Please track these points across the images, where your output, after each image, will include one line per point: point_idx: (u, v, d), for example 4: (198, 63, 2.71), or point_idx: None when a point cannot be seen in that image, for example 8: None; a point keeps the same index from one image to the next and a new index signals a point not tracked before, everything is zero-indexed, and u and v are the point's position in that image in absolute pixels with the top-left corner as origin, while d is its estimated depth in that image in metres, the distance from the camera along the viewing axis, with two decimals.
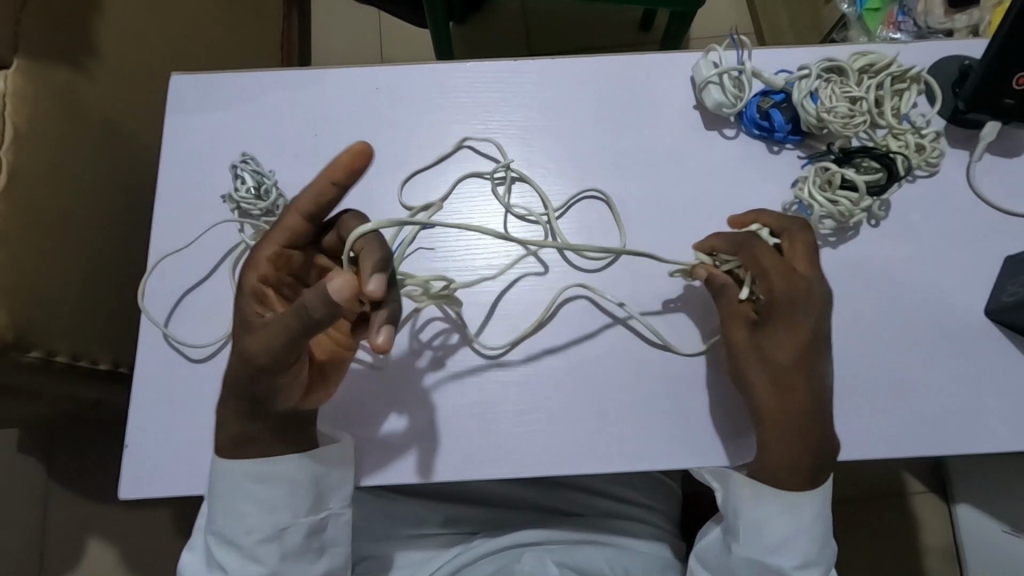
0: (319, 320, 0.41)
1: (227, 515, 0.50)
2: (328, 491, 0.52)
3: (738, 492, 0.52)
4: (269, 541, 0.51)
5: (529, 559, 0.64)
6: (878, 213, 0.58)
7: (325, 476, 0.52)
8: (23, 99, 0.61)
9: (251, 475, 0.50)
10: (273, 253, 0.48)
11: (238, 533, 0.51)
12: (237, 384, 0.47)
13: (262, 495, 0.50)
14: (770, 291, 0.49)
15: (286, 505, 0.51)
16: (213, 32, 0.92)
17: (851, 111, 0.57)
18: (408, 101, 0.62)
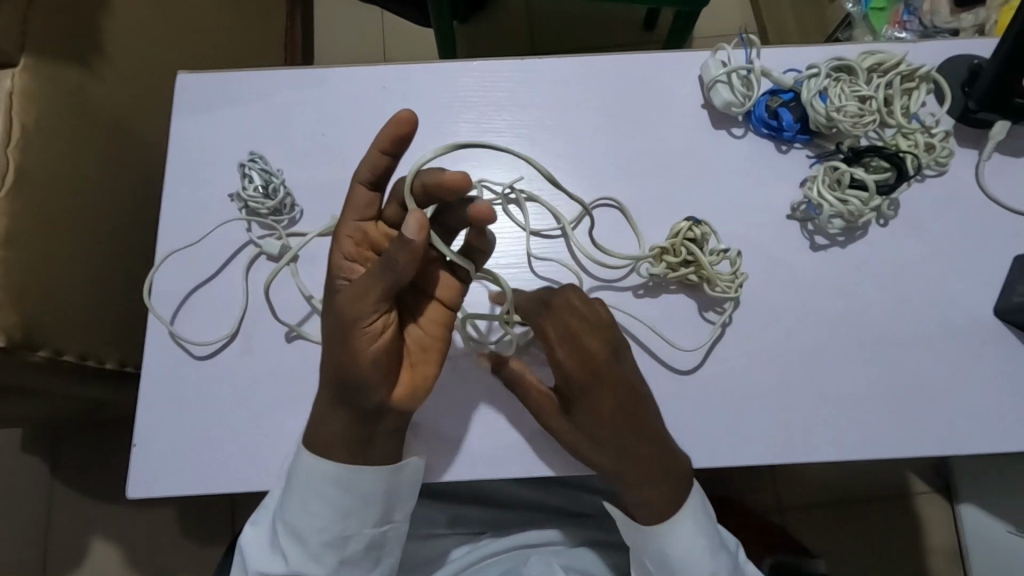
0: (404, 266, 0.42)
1: (296, 511, 0.51)
2: (396, 502, 0.53)
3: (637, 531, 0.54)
4: (332, 543, 0.51)
5: (535, 561, 0.63)
6: (888, 213, 0.58)
7: (400, 489, 0.52)
8: (32, 97, 0.61)
9: (338, 481, 0.50)
10: (354, 228, 0.48)
11: (304, 532, 0.51)
12: (330, 364, 0.46)
13: (337, 500, 0.51)
14: (557, 358, 0.51)
15: (357, 513, 0.51)
16: (217, 30, 0.92)
17: (860, 110, 0.57)
18: (417, 100, 0.62)
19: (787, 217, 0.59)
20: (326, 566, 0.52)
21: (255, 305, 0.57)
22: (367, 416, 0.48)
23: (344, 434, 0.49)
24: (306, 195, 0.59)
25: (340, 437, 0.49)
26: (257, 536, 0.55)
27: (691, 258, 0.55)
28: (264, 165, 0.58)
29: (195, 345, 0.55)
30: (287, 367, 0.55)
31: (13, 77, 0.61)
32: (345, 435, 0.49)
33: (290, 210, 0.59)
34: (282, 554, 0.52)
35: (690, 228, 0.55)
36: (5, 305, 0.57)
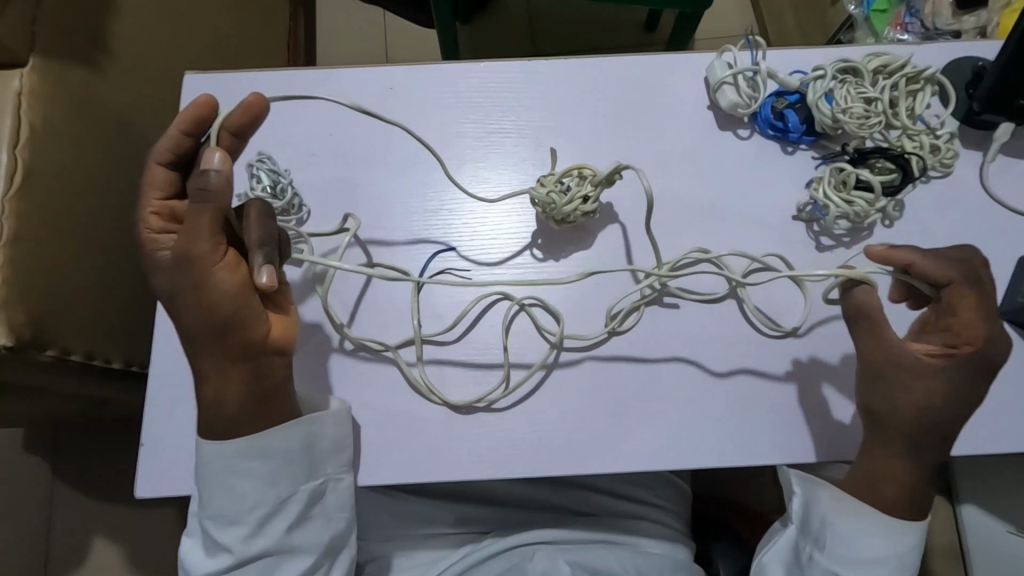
0: (218, 190, 0.44)
1: (218, 497, 0.49)
2: (322, 457, 0.52)
3: (831, 501, 0.53)
4: (267, 513, 0.51)
5: (541, 558, 0.64)
6: (893, 214, 0.58)
7: (319, 443, 0.51)
8: (39, 97, 0.61)
9: (245, 452, 0.49)
10: (160, 205, 0.47)
11: (236, 513, 0.50)
12: (190, 326, 0.45)
13: (257, 469, 0.50)
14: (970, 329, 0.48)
15: (282, 474, 0.51)
16: (222, 29, 0.92)
17: (866, 112, 0.57)
18: (424, 100, 0.62)
19: (793, 218, 0.59)
20: (269, 539, 0.51)
21: None
22: (259, 364, 0.47)
23: (239, 393, 0.47)
24: (313, 194, 0.60)
25: (233, 412, 0.48)
26: (195, 547, 0.52)
27: (564, 185, 0.56)
28: (271, 165, 0.58)
29: None
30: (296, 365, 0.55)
31: (20, 77, 0.61)
32: (251, 393, 0.48)
33: (297, 211, 0.58)
34: (221, 550, 0.50)
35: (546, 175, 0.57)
36: (12, 304, 0.57)
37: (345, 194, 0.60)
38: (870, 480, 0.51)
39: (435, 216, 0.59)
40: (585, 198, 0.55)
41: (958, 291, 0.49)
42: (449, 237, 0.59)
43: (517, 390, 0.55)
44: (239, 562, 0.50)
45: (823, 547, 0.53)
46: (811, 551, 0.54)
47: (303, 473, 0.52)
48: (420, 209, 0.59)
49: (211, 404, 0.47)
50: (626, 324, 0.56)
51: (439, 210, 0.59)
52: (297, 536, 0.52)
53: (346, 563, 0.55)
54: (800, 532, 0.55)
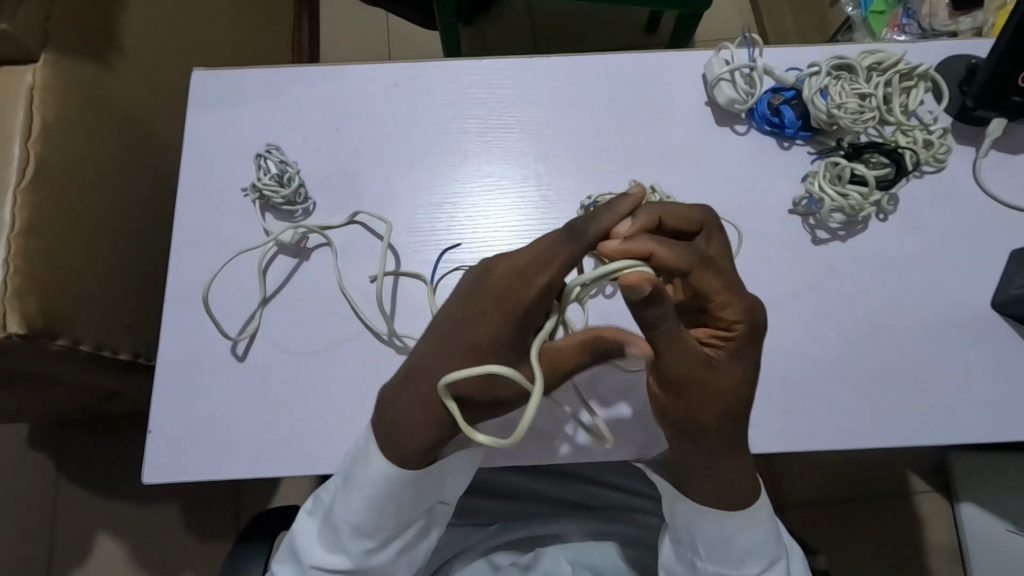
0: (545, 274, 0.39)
1: (369, 511, 0.44)
2: (452, 477, 0.48)
3: (684, 509, 0.49)
4: (395, 532, 0.47)
5: (545, 557, 0.65)
6: (887, 208, 0.59)
7: (466, 464, 0.47)
8: (51, 90, 0.62)
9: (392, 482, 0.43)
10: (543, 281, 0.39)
11: (371, 527, 0.45)
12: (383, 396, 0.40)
13: (399, 501, 0.44)
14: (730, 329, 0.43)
15: (417, 499, 0.45)
16: (226, 28, 0.93)
17: (860, 107, 0.58)
18: (428, 94, 0.64)
19: (790, 211, 0.60)
20: (388, 555, 0.48)
21: (272, 297, 0.58)
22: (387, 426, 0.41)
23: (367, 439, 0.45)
24: (318, 187, 0.61)
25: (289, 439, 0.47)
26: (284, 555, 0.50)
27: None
28: (279, 156, 0.60)
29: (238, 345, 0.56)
30: (300, 354, 0.56)
31: (34, 71, 0.62)
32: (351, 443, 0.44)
33: (302, 202, 0.60)
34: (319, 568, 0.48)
35: (592, 212, 0.58)
36: (23, 292, 0.58)
37: (352, 188, 0.61)
38: (724, 487, 0.46)
39: (438, 209, 0.60)
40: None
41: (699, 271, 0.41)
42: (451, 230, 0.60)
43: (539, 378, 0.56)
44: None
45: (699, 552, 0.50)
46: (694, 556, 0.50)
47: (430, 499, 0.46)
48: (421, 201, 0.61)
49: (407, 438, 0.41)
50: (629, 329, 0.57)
51: (442, 203, 0.61)
52: (416, 547, 0.50)
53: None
54: (677, 542, 0.52)
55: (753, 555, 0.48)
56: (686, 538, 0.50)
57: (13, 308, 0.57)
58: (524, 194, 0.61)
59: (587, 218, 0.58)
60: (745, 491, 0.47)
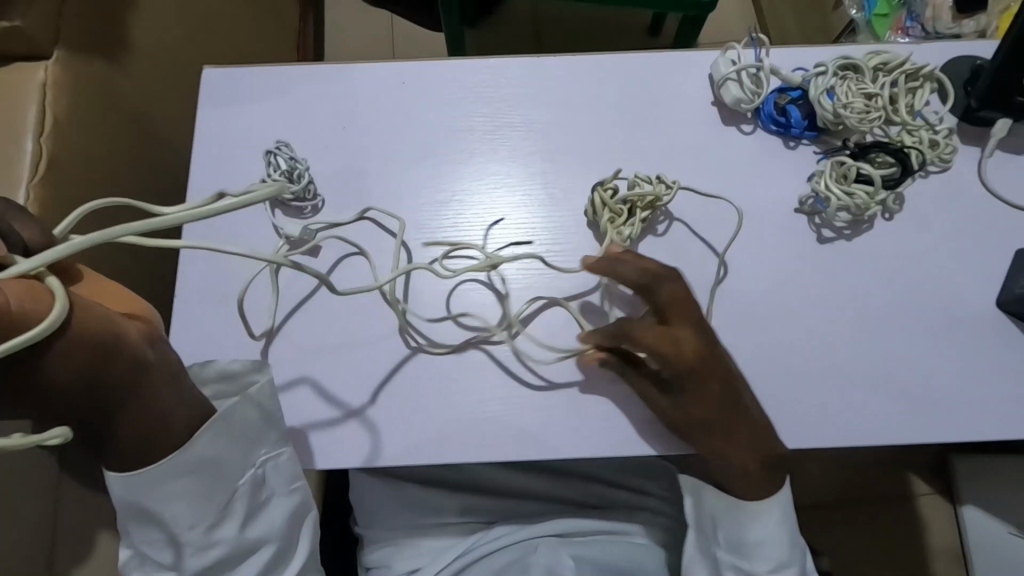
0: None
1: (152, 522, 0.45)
2: (258, 437, 0.49)
3: (708, 500, 0.57)
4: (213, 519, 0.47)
5: (546, 550, 0.65)
6: (892, 207, 0.60)
7: (255, 422, 0.49)
8: (63, 86, 0.63)
9: (174, 469, 0.44)
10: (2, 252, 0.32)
11: (177, 534, 0.46)
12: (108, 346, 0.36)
13: (192, 482, 0.45)
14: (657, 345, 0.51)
15: (215, 482, 0.46)
16: (233, 29, 0.94)
17: (867, 107, 0.59)
18: (437, 92, 0.64)
19: (795, 210, 0.60)
20: (219, 551, 0.48)
21: (281, 293, 0.58)
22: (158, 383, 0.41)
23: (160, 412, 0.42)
24: (327, 185, 0.61)
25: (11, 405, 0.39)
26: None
27: (626, 205, 0.58)
28: (288, 152, 0.60)
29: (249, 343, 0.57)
30: (307, 349, 0.57)
31: (46, 68, 0.62)
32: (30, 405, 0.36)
33: (312, 199, 0.60)
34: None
35: (601, 191, 0.58)
36: None
37: (360, 185, 0.61)
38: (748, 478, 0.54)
39: (445, 206, 0.61)
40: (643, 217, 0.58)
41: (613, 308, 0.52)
42: (459, 227, 0.60)
43: (553, 368, 0.56)
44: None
45: (720, 543, 0.56)
46: (713, 548, 0.57)
47: (236, 468, 0.48)
48: (428, 198, 0.61)
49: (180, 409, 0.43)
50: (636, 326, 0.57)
51: (448, 200, 0.61)
52: (254, 529, 0.49)
53: (306, 549, 0.54)
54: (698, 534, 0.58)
55: (764, 551, 0.55)
56: (708, 528, 0.57)
57: None
58: (531, 192, 0.61)
59: (601, 198, 0.58)
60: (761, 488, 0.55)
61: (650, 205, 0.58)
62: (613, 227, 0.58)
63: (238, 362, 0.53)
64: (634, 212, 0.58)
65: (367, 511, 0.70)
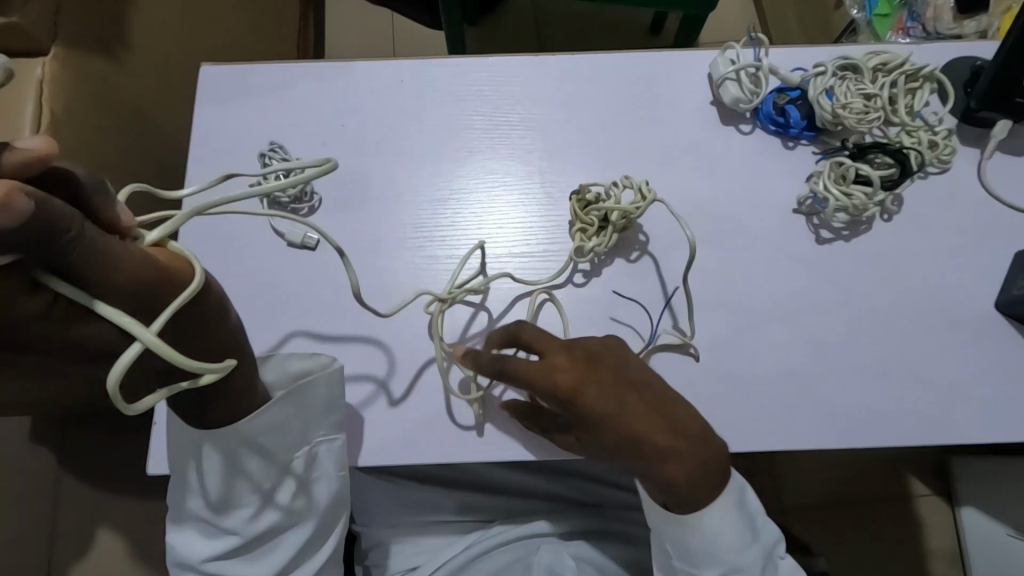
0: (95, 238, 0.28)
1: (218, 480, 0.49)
2: (317, 419, 0.51)
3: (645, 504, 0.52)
4: (271, 484, 0.51)
5: (547, 551, 0.65)
6: (891, 208, 0.60)
7: (313, 407, 0.51)
8: (61, 83, 0.63)
9: (240, 437, 0.46)
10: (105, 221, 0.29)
11: (238, 494, 0.50)
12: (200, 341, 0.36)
13: (254, 451, 0.48)
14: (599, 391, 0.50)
15: (280, 449, 0.50)
16: (231, 27, 0.93)
17: (866, 108, 0.58)
18: (434, 90, 0.64)
19: (793, 211, 0.60)
20: (275, 515, 0.52)
21: (277, 291, 0.58)
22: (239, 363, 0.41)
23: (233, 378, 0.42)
24: (324, 183, 0.61)
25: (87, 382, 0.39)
26: (188, 533, 0.52)
27: (599, 215, 0.57)
28: (283, 155, 0.60)
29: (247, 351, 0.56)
30: (302, 347, 0.57)
31: (43, 65, 0.62)
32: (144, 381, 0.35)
33: (309, 199, 0.60)
34: (223, 534, 0.51)
35: (578, 200, 0.58)
36: None
37: (358, 183, 0.61)
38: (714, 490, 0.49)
39: (443, 205, 0.61)
40: (619, 228, 0.57)
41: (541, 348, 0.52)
42: (457, 226, 0.60)
43: None
44: (241, 544, 0.51)
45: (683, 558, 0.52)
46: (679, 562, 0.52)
47: (297, 443, 0.51)
48: (427, 197, 0.61)
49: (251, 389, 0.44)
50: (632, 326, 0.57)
51: (447, 199, 0.61)
52: (303, 501, 0.53)
53: (341, 530, 0.57)
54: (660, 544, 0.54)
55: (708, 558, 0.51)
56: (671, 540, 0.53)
57: None
58: (531, 191, 0.61)
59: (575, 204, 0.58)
60: (699, 497, 0.49)
61: (623, 218, 0.57)
62: (580, 236, 0.57)
63: (311, 361, 0.52)
64: (608, 223, 0.57)
65: (364, 509, 0.70)
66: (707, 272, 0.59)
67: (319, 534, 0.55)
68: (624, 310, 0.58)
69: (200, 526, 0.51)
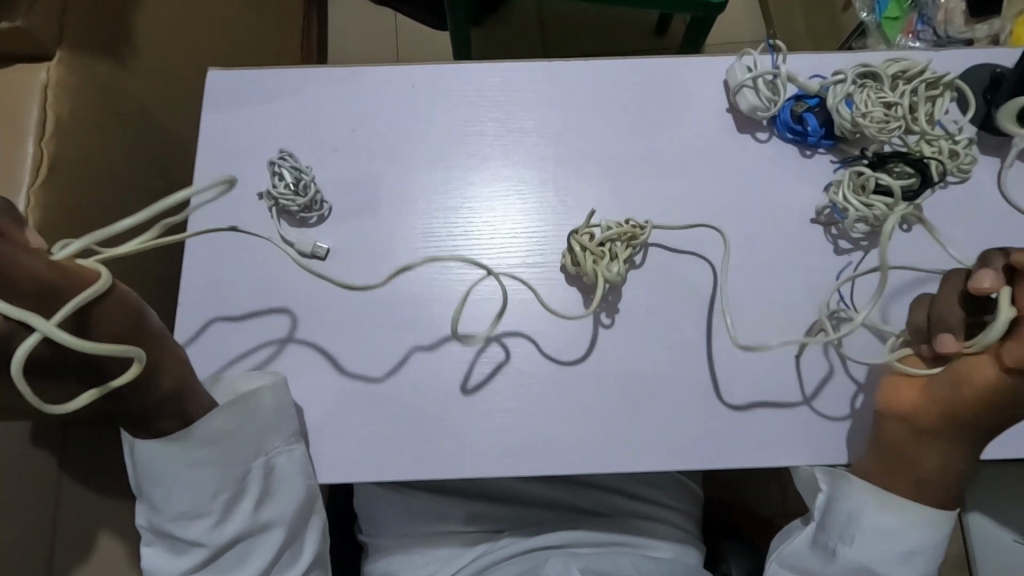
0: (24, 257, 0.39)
1: (176, 488, 0.51)
2: (267, 429, 0.52)
3: (849, 489, 0.54)
4: (229, 491, 0.52)
5: (554, 564, 0.64)
6: (911, 218, 0.59)
7: (261, 416, 0.52)
8: (65, 88, 0.61)
9: (188, 439, 0.50)
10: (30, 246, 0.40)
11: (198, 503, 0.51)
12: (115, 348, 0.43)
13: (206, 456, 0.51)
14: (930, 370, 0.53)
15: (232, 455, 0.52)
16: (235, 28, 0.92)
17: (886, 116, 0.58)
18: (446, 96, 0.63)
19: (812, 220, 0.59)
20: (236, 523, 0.52)
21: (286, 301, 0.57)
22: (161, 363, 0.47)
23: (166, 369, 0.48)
24: (334, 190, 0.60)
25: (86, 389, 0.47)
26: (157, 553, 0.53)
27: (608, 249, 0.56)
28: (293, 162, 0.59)
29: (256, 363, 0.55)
30: (313, 359, 0.56)
31: (47, 69, 0.61)
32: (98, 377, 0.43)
33: (320, 208, 0.59)
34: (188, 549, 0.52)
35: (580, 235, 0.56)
36: None
37: (370, 191, 0.60)
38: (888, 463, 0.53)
39: (456, 214, 0.60)
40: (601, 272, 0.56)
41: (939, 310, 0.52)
42: (470, 235, 0.59)
43: (563, 381, 0.55)
44: (206, 558, 0.52)
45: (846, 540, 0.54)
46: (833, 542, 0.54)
47: (251, 449, 0.52)
48: (439, 205, 0.60)
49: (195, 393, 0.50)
50: (648, 337, 0.56)
51: (460, 208, 0.60)
52: (265, 510, 0.53)
53: (312, 544, 0.56)
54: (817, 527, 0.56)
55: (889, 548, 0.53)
56: (842, 522, 0.54)
57: None
58: (545, 199, 0.60)
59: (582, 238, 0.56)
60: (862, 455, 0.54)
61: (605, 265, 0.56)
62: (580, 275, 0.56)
63: (262, 378, 0.53)
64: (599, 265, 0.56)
65: (373, 519, 0.69)
66: (724, 283, 0.58)
67: (285, 546, 0.54)
68: (641, 322, 0.57)
69: (168, 544, 0.53)
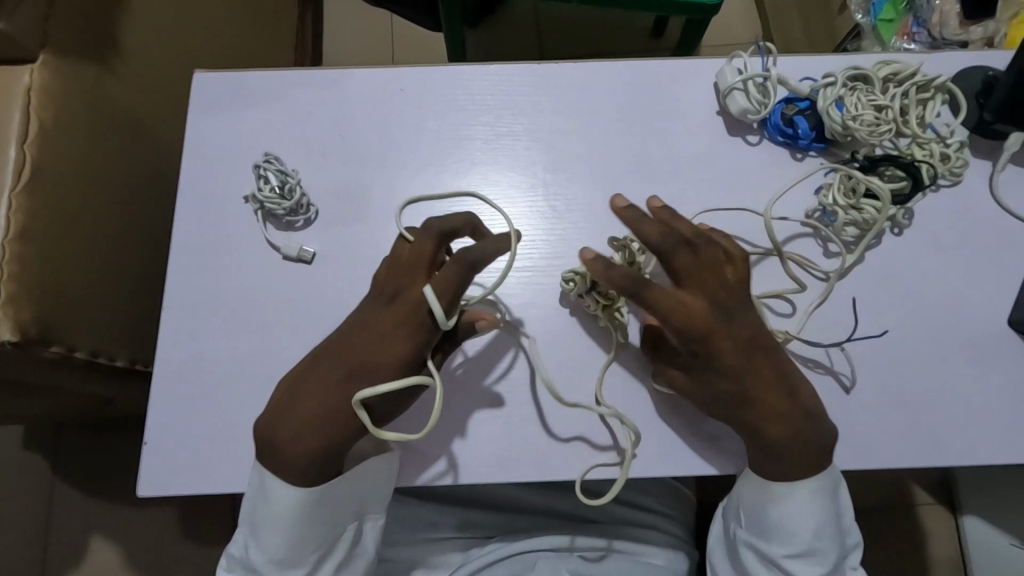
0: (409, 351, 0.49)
1: (279, 538, 0.50)
2: (372, 498, 0.53)
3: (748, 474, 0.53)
4: (324, 552, 0.52)
5: (544, 566, 0.64)
6: (902, 222, 0.58)
7: (381, 485, 0.53)
8: (47, 93, 0.61)
9: (315, 500, 0.50)
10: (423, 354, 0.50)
11: (295, 555, 0.51)
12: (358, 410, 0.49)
13: (321, 516, 0.51)
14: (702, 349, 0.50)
15: (337, 518, 0.52)
16: (227, 31, 0.92)
17: (877, 120, 0.57)
18: (434, 98, 0.62)
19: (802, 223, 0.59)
20: None
21: (272, 305, 0.56)
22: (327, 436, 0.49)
23: (317, 410, 0.48)
24: (321, 194, 0.59)
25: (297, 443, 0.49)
26: None
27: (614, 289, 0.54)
28: (279, 166, 0.59)
29: (240, 369, 0.55)
30: None
31: (31, 74, 0.61)
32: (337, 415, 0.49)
33: (307, 211, 0.58)
34: None
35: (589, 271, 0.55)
36: (14, 298, 0.57)
37: (357, 195, 0.59)
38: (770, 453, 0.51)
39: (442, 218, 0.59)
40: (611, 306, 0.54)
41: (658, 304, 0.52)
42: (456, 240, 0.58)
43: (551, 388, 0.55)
44: None
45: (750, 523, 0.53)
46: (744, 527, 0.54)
47: (351, 514, 0.53)
48: (425, 209, 0.59)
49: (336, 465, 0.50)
50: (637, 343, 0.56)
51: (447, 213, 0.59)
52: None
53: None
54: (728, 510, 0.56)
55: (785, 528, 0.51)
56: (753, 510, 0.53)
57: (8, 315, 0.56)
58: (533, 203, 0.60)
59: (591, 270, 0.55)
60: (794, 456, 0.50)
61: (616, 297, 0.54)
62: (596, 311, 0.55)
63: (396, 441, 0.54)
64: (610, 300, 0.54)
65: None
66: None
67: None
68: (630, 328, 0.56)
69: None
